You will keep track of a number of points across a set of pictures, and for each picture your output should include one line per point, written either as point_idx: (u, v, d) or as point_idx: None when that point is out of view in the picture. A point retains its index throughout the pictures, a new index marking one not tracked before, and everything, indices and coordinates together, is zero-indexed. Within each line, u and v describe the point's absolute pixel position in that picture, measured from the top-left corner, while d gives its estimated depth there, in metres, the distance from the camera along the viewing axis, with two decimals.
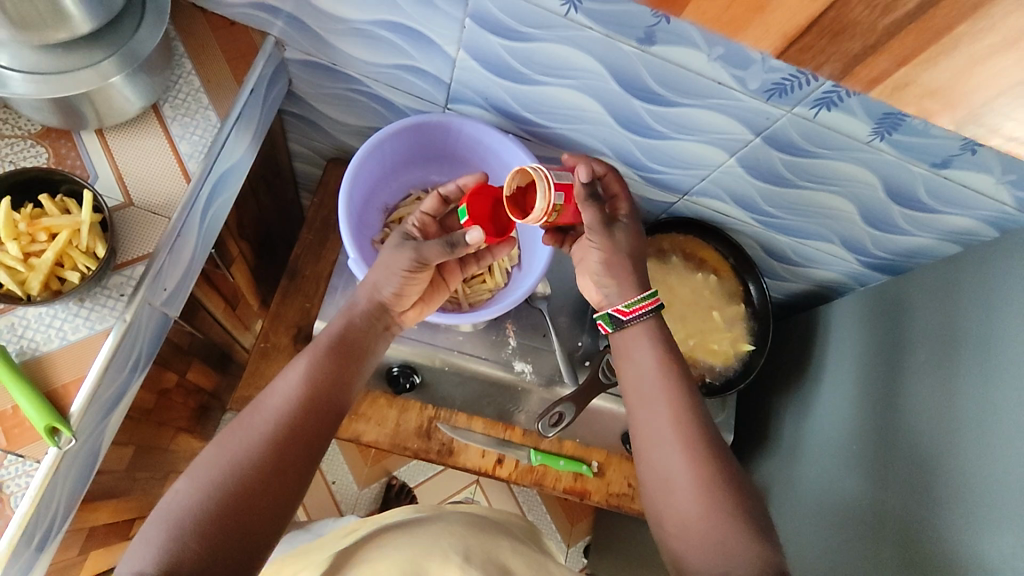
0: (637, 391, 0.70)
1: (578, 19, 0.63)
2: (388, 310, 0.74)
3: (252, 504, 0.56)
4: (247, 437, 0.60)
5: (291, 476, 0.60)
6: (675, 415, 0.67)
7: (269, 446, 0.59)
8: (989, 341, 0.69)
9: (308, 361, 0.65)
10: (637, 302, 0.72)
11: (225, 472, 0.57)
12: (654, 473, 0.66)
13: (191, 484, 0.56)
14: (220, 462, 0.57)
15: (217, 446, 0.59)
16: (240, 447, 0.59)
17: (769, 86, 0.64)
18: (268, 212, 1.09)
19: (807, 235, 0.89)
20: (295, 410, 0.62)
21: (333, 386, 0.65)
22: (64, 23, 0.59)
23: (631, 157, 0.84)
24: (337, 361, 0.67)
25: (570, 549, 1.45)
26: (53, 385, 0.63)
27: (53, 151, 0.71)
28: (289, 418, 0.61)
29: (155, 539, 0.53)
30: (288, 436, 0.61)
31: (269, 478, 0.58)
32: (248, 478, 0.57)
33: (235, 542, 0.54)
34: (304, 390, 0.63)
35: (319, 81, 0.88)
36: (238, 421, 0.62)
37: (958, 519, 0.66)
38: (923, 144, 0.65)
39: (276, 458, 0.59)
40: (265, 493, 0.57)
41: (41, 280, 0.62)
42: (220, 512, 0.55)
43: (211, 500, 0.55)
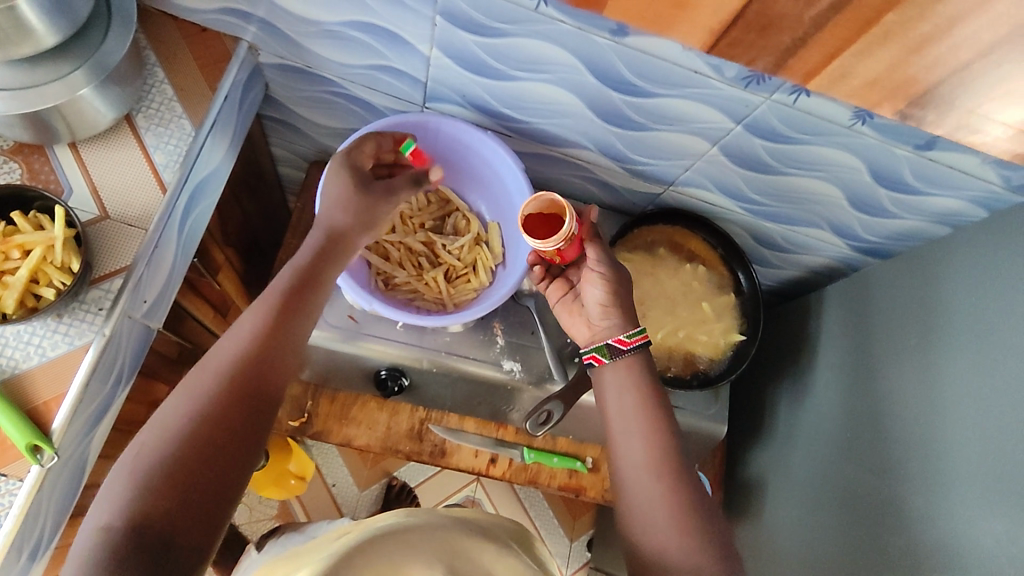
0: (615, 424, 0.68)
1: (549, 12, 0.62)
2: (352, 237, 0.70)
3: (222, 453, 0.52)
4: (210, 382, 0.55)
5: (260, 422, 0.56)
6: (655, 430, 0.67)
7: (235, 391, 0.55)
8: (984, 324, 0.68)
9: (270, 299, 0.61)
10: (636, 333, 0.71)
11: (189, 421, 0.52)
12: (634, 502, 0.64)
13: (153, 435, 0.52)
14: (184, 410, 0.53)
15: (179, 394, 0.55)
16: (204, 393, 0.54)
17: (746, 74, 0.63)
18: (254, 217, 1.09)
19: (795, 222, 0.88)
20: (257, 348, 0.58)
21: (297, 324, 0.62)
22: (27, 38, 0.58)
23: (613, 149, 0.83)
24: (301, 300, 0.63)
25: (573, 543, 1.45)
26: (34, 404, 0.63)
27: (26, 166, 0.70)
28: (252, 360, 0.57)
29: (118, 494, 0.49)
30: (252, 379, 0.56)
31: (236, 425, 0.54)
32: (215, 427, 0.53)
33: (204, 491, 0.51)
34: (266, 329, 0.59)
35: (296, 84, 0.87)
36: (201, 366, 0.57)
37: (959, 502, 0.65)
38: (905, 127, 0.64)
39: (242, 404, 0.55)
40: (234, 442, 0.53)
41: (17, 297, 0.62)
42: (188, 465, 0.50)
43: (176, 451, 0.51)
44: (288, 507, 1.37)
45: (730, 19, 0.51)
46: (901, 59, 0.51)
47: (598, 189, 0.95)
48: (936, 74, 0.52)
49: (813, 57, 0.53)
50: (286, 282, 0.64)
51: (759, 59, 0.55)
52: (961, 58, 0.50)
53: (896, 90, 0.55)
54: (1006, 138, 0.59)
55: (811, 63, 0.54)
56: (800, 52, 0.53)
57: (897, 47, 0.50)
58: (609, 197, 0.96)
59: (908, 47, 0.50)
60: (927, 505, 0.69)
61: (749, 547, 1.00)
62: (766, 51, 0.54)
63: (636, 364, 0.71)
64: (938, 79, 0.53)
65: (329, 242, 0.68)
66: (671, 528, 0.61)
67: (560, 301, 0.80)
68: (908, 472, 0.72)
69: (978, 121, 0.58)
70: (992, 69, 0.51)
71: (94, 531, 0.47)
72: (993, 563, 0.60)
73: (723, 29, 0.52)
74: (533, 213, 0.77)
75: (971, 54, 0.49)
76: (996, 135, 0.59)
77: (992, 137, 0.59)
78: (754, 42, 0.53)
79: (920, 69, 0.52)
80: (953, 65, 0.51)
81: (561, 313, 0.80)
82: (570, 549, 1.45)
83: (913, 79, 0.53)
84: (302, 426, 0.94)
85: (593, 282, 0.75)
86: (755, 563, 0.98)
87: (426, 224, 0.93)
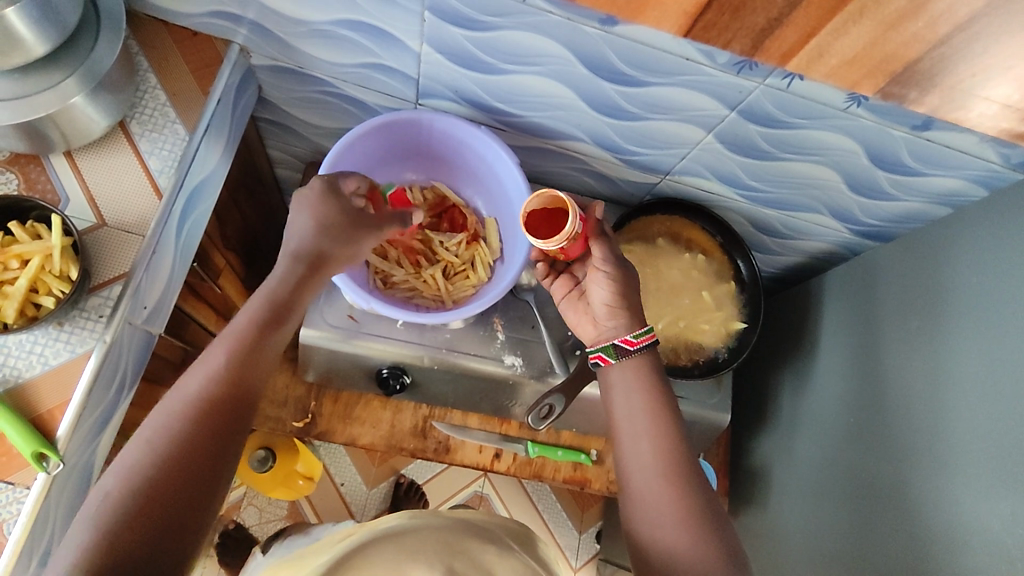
0: (623, 426, 0.68)
1: (536, 3, 0.61)
2: (334, 249, 0.67)
3: (191, 489, 0.51)
4: (174, 421, 0.53)
5: (225, 459, 0.54)
6: (659, 429, 0.66)
7: (200, 428, 0.53)
8: (989, 305, 0.67)
9: (236, 332, 0.59)
10: (643, 333, 0.71)
11: (153, 465, 0.50)
12: (642, 504, 0.63)
13: (115, 481, 0.49)
14: (149, 454, 0.51)
15: (144, 432, 0.52)
16: (168, 433, 0.52)
17: (737, 59, 0.62)
18: (254, 220, 1.09)
19: (794, 207, 0.88)
20: (223, 381, 0.56)
21: (264, 353, 0.60)
22: (17, 48, 0.59)
23: (607, 140, 0.83)
24: (269, 325, 0.61)
25: (582, 536, 1.46)
26: (38, 411, 0.63)
27: (23, 176, 0.70)
28: (218, 396, 0.55)
29: (80, 538, 0.47)
30: (216, 416, 0.54)
31: (202, 464, 0.52)
32: (180, 468, 0.51)
33: (172, 528, 0.49)
34: (233, 363, 0.57)
35: (289, 85, 0.87)
36: (162, 404, 0.54)
37: (964, 484, 0.65)
38: (900, 108, 0.63)
39: (208, 442, 0.53)
40: (199, 482, 0.52)
41: (17, 307, 0.62)
42: (153, 508, 0.49)
43: (141, 495, 0.49)
44: (296, 507, 1.38)
45: (703, 3, 0.53)
46: (879, 35, 0.52)
47: (596, 181, 0.95)
48: (918, 48, 0.52)
49: (789, 37, 0.54)
50: (257, 310, 0.61)
51: (735, 40, 0.56)
52: (940, 32, 0.50)
53: (876, 67, 0.55)
54: (994, 114, 0.59)
55: (788, 42, 0.55)
56: (775, 32, 0.54)
57: (872, 23, 0.51)
58: (607, 189, 0.96)
59: (883, 23, 0.50)
60: (930, 492, 0.69)
61: (755, 535, 1.00)
62: (741, 33, 0.55)
63: (642, 364, 0.70)
64: (919, 55, 0.53)
65: (307, 264, 0.65)
66: (676, 522, 0.61)
67: (565, 298, 0.80)
68: (919, 449, 0.72)
69: (965, 98, 0.57)
70: (971, 43, 0.51)
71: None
72: (999, 544, 0.60)
73: (699, 12, 0.54)
74: (537, 208, 0.76)
75: (949, 27, 0.50)
76: (984, 112, 0.59)
77: (980, 114, 0.59)
78: (728, 23, 0.54)
79: (903, 44, 0.52)
80: (932, 40, 0.51)
81: (567, 309, 0.80)
82: (579, 542, 1.45)
83: (895, 55, 0.53)
84: (306, 427, 0.95)
85: (599, 282, 0.74)
86: (761, 550, 0.98)
87: (428, 220, 0.94)
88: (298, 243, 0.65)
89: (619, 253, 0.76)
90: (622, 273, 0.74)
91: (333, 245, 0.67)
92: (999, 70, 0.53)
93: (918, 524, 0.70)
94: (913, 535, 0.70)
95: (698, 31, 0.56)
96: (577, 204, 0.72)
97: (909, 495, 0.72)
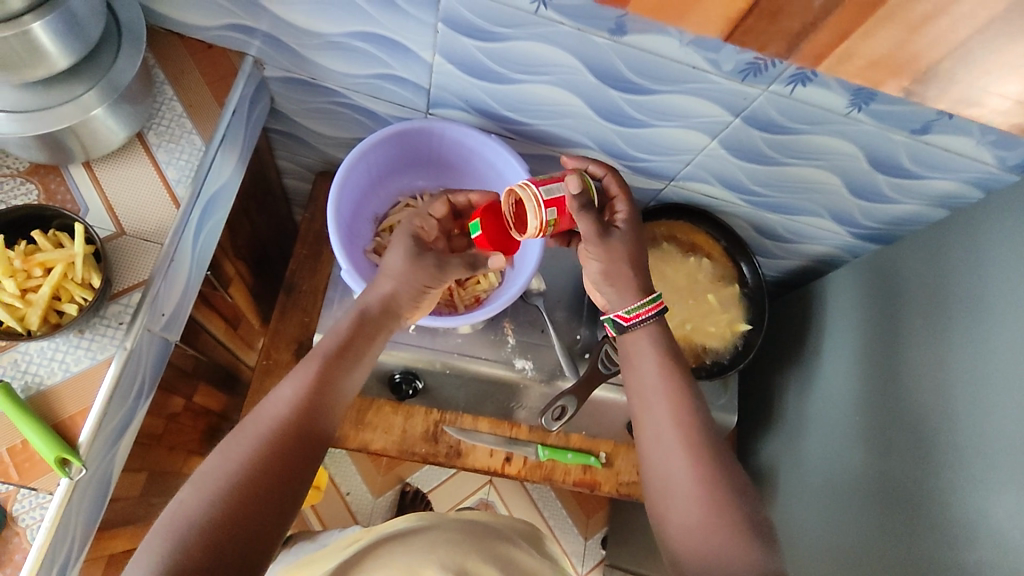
0: (639, 408, 0.69)
1: (548, 15, 0.63)
2: (399, 315, 0.72)
3: (258, 511, 0.55)
4: (250, 443, 0.58)
5: (292, 486, 0.58)
6: (676, 418, 0.66)
7: (275, 456, 0.57)
8: (986, 302, 0.69)
9: (307, 369, 0.64)
10: (638, 307, 0.71)
11: (229, 483, 0.55)
12: (657, 484, 0.65)
13: (194, 493, 0.54)
14: (217, 477, 0.55)
15: (221, 455, 0.57)
16: (243, 455, 0.57)
17: (743, 67, 0.64)
18: (262, 230, 1.10)
19: (797, 212, 0.90)
20: (295, 412, 0.60)
21: (328, 394, 0.63)
22: (41, 61, 0.60)
23: (615, 148, 0.85)
24: (341, 366, 0.66)
25: (588, 541, 1.46)
26: (61, 417, 0.64)
27: (43, 187, 0.72)
28: (291, 429, 0.59)
29: (157, 547, 0.51)
30: (291, 450, 0.59)
31: (273, 497, 0.56)
32: (252, 493, 0.55)
33: (239, 547, 0.53)
34: (308, 399, 0.61)
35: (302, 97, 0.89)
36: (233, 435, 0.59)
37: (967, 478, 0.67)
38: (901, 111, 0.66)
39: (282, 474, 0.57)
40: (266, 515, 0.55)
41: (40, 314, 0.63)
42: (215, 530, 0.52)
43: (217, 513, 0.53)
44: (303, 517, 1.38)
45: (744, 9, 0.54)
46: (903, 38, 0.54)
47: None
48: (938, 50, 0.54)
49: (823, 40, 0.56)
50: (329, 346, 0.66)
51: (771, 43, 0.58)
52: (961, 33, 0.52)
53: (900, 67, 0.57)
54: (1005, 110, 0.61)
55: (821, 45, 0.56)
56: (809, 36, 0.56)
57: (898, 26, 0.53)
58: None
59: (908, 26, 0.52)
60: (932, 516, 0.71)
61: None
62: (776, 37, 0.57)
63: (648, 342, 0.71)
64: (940, 56, 0.55)
65: (378, 313, 0.70)
66: (689, 503, 0.62)
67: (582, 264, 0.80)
68: (927, 449, 0.73)
69: (977, 96, 0.59)
70: (989, 43, 0.53)
71: None
72: (1003, 538, 0.61)
73: (740, 18, 0.55)
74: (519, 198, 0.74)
75: (969, 29, 0.52)
76: (996, 108, 0.61)
77: (992, 110, 0.61)
78: (764, 28, 0.56)
79: (923, 46, 0.54)
80: (952, 42, 0.53)
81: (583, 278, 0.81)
82: (585, 548, 1.46)
83: (916, 56, 0.55)
84: None
85: (589, 257, 0.73)
86: None
87: (458, 232, 0.83)
88: (367, 299, 0.71)
89: (604, 226, 0.72)
90: (607, 246, 0.71)
91: (403, 298, 0.72)
92: (1013, 68, 0.55)
93: (929, 524, 0.71)
94: (925, 535, 0.71)
95: (738, 36, 0.58)
96: (535, 195, 0.68)
97: (918, 497, 0.73)
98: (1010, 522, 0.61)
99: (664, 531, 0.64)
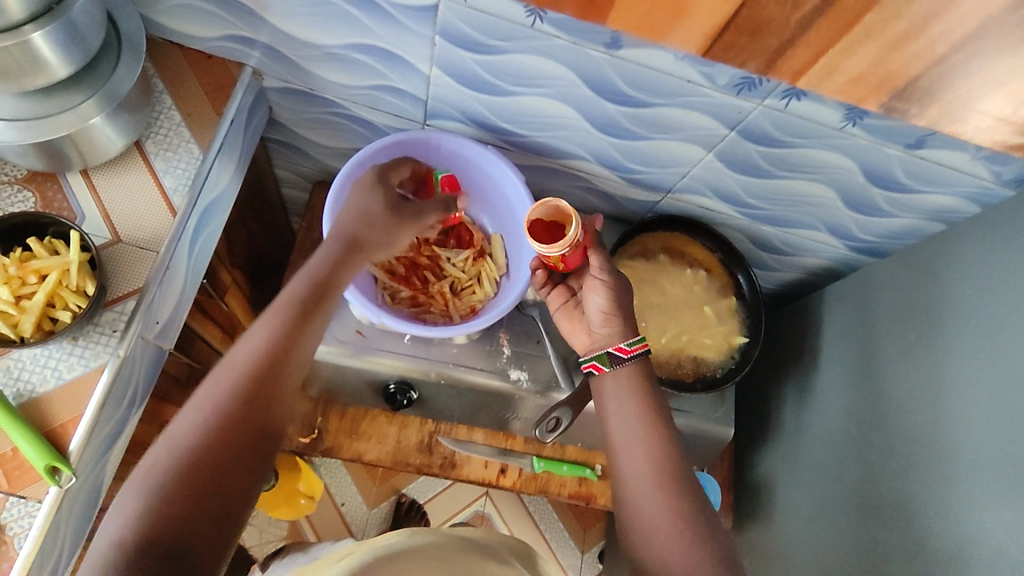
0: (617, 433, 0.69)
1: (545, 29, 0.64)
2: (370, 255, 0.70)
3: (236, 462, 0.53)
4: (221, 392, 0.55)
5: (271, 430, 0.56)
6: (652, 454, 0.66)
7: (247, 402, 0.55)
8: (982, 317, 0.69)
9: (279, 310, 0.60)
10: (637, 341, 0.73)
11: (202, 436, 0.52)
12: (628, 518, 0.64)
13: (168, 445, 0.52)
14: (188, 429, 0.52)
15: (192, 405, 0.54)
16: (212, 406, 0.54)
17: (737, 81, 0.64)
18: (259, 237, 1.10)
19: (792, 224, 0.90)
20: (267, 357, 0.57)
21: (300, 337, 0.60)
22: (42, 70, 0.60)
23: (612, 160, 0.85)
24: (301, 329, 0.60)
25: (584, 555, 1.45)
26: (52, 425, 0.64)
27: (40, 194, 0.72)
28: (260, 373, 0.56)
29: (133, 500, 0.49)
30: (261, 393, 0.55)
31: (248, 445, 0.54)
32: (225, 442, 0.53)
33: (220, 500, 0.51)
34: (277, 343, 0.58)
35: (300, 108, 0.89)
36: (203, 383, 0.56)
37: (963, 494, 0.66)
38: (894, 126, 0.66)
39: (256, 421, 0.55)
40: (245, 464, 0.53)
41: (34, 321, 0.63)
42: (192, 482, 0.50)
43: (193, 464, 0.51)
44: (297, 527, 1.37)
45: (723, 25, 0.54)
46: (883, 55, 0.54)
47: (599, 200, 0.97)
48: (917, 67, 0.54)
49: (800, 57, 0.56)
50: (300, 289, 0.63)
51: (750, 60, 0.58)
52: (938, 52, 0.52)
53: (879, 84, 0.57)
54: (988, 127, 0.61)
55: (800, 61, 0.57)
56: (789, 52, 0.56)
57: (877, 44, 0.53)
58: (609, 206, 0.98)
59: (888, 43, 0.53)
60: (925, 530, 0.70)
61: (760, 550, 1.00)
62: (757, 53, 0.57)
63: (635, 372, 0.72)
64: (918, 73, 0.55)
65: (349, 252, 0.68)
66: (667, 521, 0.62)
67: (560, 309, 0.82)
68: (922, 463, 0.73)
69: (962, 112, 0.59)
70: (968, 62, 0.53)
71: (106, 549, 0.47)
72: (1001, 554, 0.60)
73: (718, 34, 0.56)
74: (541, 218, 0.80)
75: (946, 47, 0.52)
76: (979, 125, 0.61)
77: (975, 127, 0.61)
78: (745, 45, 0.56)
79: (903, 63, 0.54)
80: (931, 59, 0.53)
81: (561, 319, 0.82)
82: (582, 561, 1.45)
83: (896, 73, 0.56)
84: (313, 443, 0.95)
85: (597, 290, 0.77)
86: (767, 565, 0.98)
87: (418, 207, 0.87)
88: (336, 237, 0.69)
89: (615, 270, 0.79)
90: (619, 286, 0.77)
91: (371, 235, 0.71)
92: (997, 85, 0.55)
93: (924, 539, 0.70)
94: (920, 550, 0.70)
95: (717, 52, 0.58)
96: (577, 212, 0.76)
97: (916, 514, 0.72)
98: (1008, 540, 0.60)
99: (637, 546, 0.62)
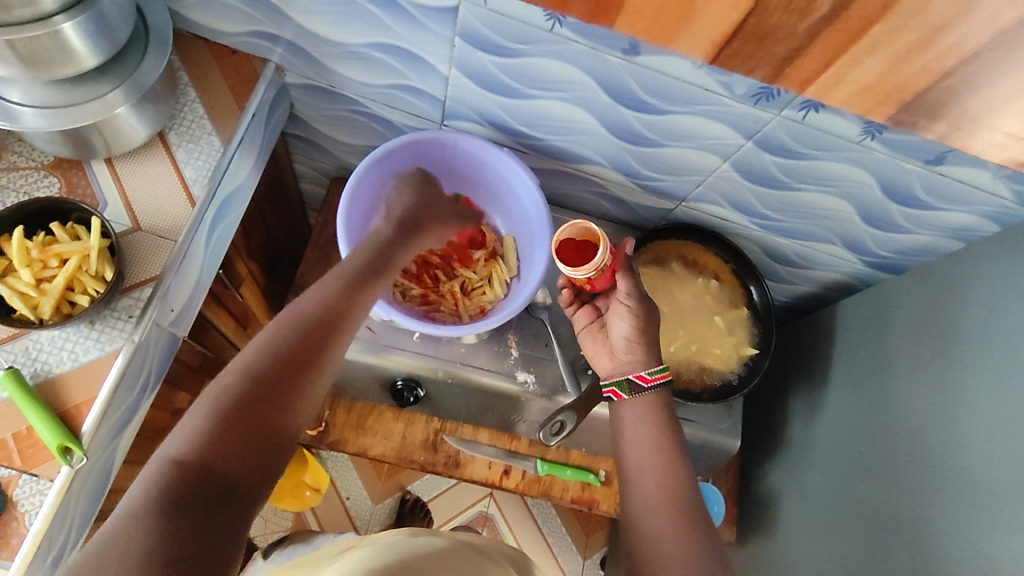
0: (631, 457, 0.68)
1: (563, 33, 0.64)
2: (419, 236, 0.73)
3: (289, 406, 0.53)
4: (284, 337, 0.56)
5: (322, 383, 0.56)
6: (666, 478, 0.65)
7: (308, 352, 0.56)
8: (998, 338, 0.68)
9: (344, 273, 0.62)
10: (658, 370, 0.72)
11: (263, 373, 0.53)
12: (642, 542, 0.61)
13: (235, 377, 0.52)
14: (253, 365, 0.53)
15: (256, 343, 0.55)
16: (276, 347, 0.55)
17: (755, 91, 0.64)
18: (276, 230, 1.12)
19: (808, 237, 0.89)
20: (331, 311, 0.59)
21: (360, 300, 0.62)
22: (71, 59, 0.62)
23: (628, 167, 0.85)
24: (359, 292, 0.62)
25: (586, 561, 1.45)
26: (66, 406, 0.65)
27: (65, 180, 0.74)
28: (323, 326, 0.58)
29: (194, 424, 0.50)
30: (322, 348, 0.57)
31: (302, 391, 0.55)
32: (283, 384, 0.53)
33: (270, 437, 0.52)
34: (340, 301, 0.60)
35: (320, 104, 0.91)
36: (267, 327, 0.57)
37: (972, 516, 0.65)
38: (914, 142, 0.65)
39: (313, 371, 0.56)
40: (296, 408, 0.54)
41: (53, 304, 0.64)
42: (249, 415, 0.51)
43: (252, 399, 0.52)
44: (301, 518, 1.38)
45: (730, 32, 0.54)
46: (892, 66, 0.53)
47: (613, 205, 0.96)
48: (926, 80, 0.54)
49: (808, 65, 0.56)
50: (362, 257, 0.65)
51: (758, 68, 0.58)
52: (948, 65, 0.52)
53: (888, 95, 0.57)
54: (1001, 143, 0.60)
55: (808, 70, 0.56)
56: (796, 61, 0.56)
57: (886, 54, 0.52)
58: (623, 212, 0.98)
59: (897, 54, 0.52)
60: (935, 551, 0.69)
61: (763, 564, 0.99)
62: (765, 61, 0.57)
63: (654, 401, 0.71)
64: (927, 85, 0.54)
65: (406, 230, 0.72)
66: (674, 541, 0.60)
67: (585, 328, 0.84)
68: (931, 484, 0.71)
69: (973, 127, 0.58)
70: (979, 76, 0.52)
71: (161, 464, 0.48)
72: None
73: (725, 41, 0.56)
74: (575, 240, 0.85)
75: (956, 60, 0.51)
76: (990, 141, 0.60)
77: (988, 141, 0.60)
78: (751, 52, 0.56)
79: (912, 75, 0.54)
80: (940, 72, 0.53)
81: (586, 340, 0.83)
82: (583, 567, 1.44)
83: (905, 85, 0.55)
84: (319, 435, 0.96)
85: (622, 316, 0.76)
86: None
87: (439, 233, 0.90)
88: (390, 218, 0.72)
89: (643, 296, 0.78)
90: (643, 314, 0.76)
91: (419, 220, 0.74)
92: (1011, 100, 0.54)
93: (933, 560, 0.69)
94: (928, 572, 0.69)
95: (723, 59, 0.58)
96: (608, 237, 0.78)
97: (924, 535, 0.71)
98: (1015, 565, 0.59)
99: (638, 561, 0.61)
